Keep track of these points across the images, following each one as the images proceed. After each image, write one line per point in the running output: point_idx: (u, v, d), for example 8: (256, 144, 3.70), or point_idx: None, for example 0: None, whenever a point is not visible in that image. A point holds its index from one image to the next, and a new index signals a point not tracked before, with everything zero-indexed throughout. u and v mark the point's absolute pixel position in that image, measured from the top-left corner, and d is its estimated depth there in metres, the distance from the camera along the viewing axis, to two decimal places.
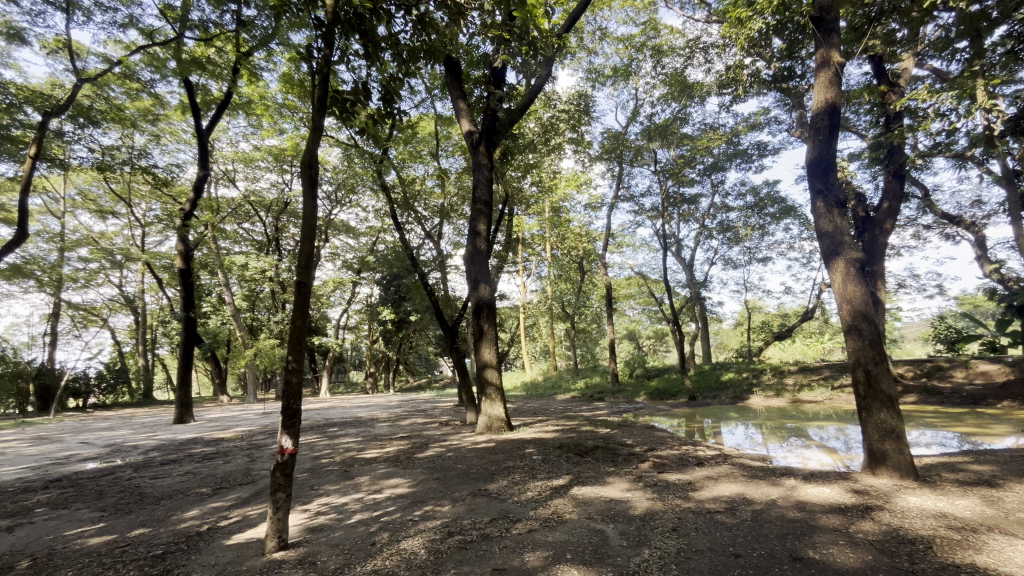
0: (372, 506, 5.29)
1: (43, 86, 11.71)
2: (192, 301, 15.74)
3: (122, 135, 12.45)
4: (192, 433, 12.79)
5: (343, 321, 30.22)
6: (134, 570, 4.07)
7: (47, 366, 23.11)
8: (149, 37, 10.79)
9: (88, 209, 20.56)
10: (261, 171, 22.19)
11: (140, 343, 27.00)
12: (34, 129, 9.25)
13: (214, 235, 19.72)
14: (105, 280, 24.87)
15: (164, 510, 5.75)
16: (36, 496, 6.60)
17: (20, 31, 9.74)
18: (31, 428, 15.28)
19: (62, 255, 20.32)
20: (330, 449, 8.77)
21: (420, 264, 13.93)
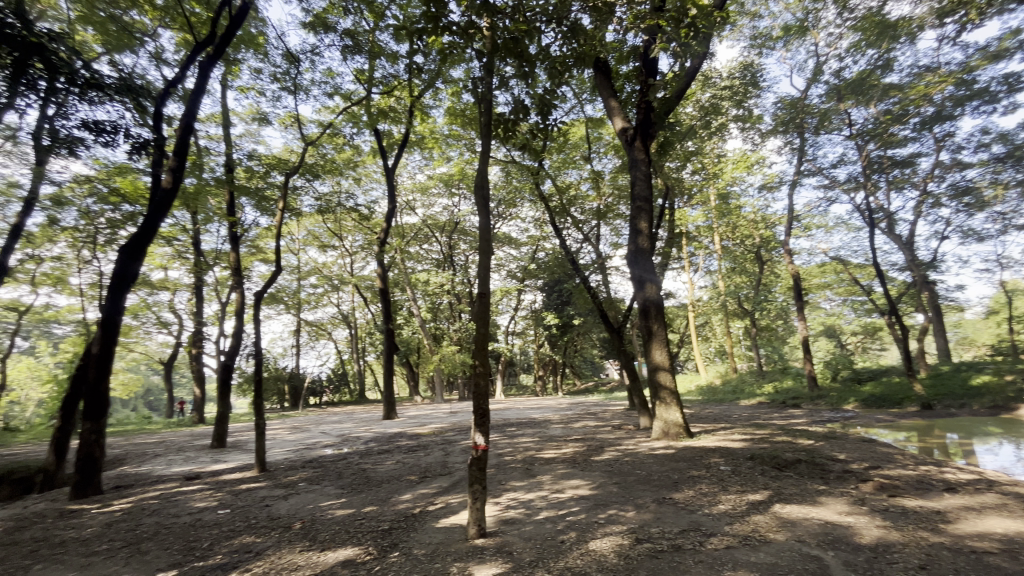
0: (557, 505, 5.48)
1: (282, 154, 15.05)
2: (391, 315, 18.43)
3: (334, 182, 15.27)
4: (398, 428, 14.94)
5: (511, 327, 32.13)
6: (370, 540, 4.92)
7: (296, 371, 29.46)
8: (348, 99, 13.10)
9: (314, 246, 25.74)
10: (435, 198, 25.06)
11: (355, 351, 32.64)
12: (280, 188, 11.91)
13: (403, 257, 22.86)
14: (328, 302, 30.77)
15: (385, 492, 6.81)
16: (298, 473, 8.44)
17: (267, 114, 12.72)
18: (289, 420, 19.68)
19: (299, 283, 25.76)
20: (511, 447, 9.38)
21: (581, 268, 14.04)
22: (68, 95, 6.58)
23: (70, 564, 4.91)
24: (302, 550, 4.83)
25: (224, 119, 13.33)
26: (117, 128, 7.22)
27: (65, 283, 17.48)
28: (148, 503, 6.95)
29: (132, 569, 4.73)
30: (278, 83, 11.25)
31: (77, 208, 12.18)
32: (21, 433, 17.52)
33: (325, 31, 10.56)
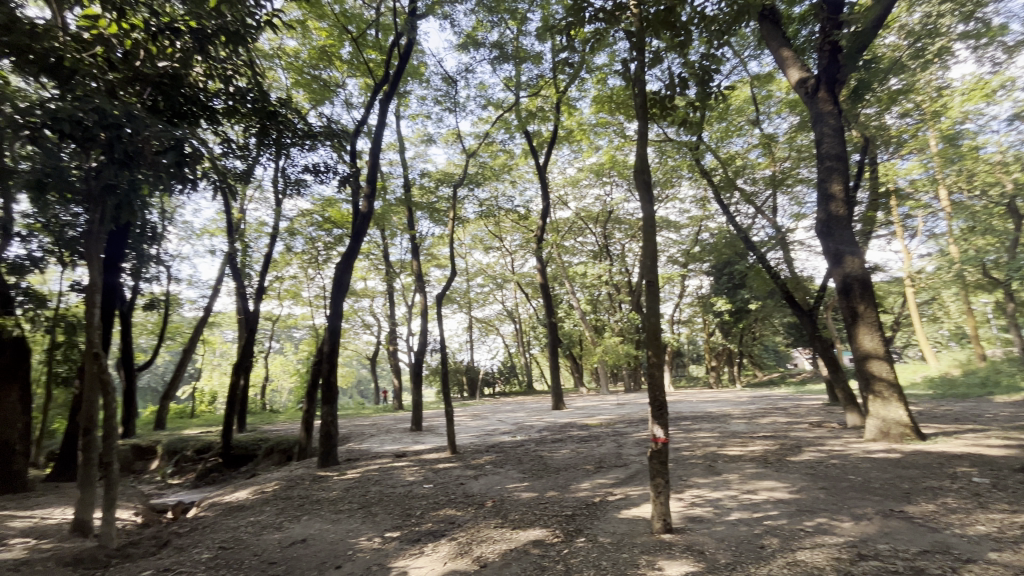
0: (751, 506, 5.01)
1: (447, 168, 16.63)
2: (553, 309, 18.98)
3: (493, 187, 16.32)
4: (568, 418, 15.32)
5: (677, 316, 30.33)
6: (556, 524, 5.15)
7: (471, 364, 32.37)
8: (500, 107, 13.86)
9: (479, 249, 27.94)
10: (587, 189, 24.95)
11: (521, 344, 34.47)
12: (448, 199, 13.19)
13: (559, 251, 23.32)
14: (495, 299, 33.06)
15: (564, 479, 7.07)
16: (484, 456, 9.27)
17: (433, 135, 14.22)
18: (470, 408, 21.72)
19: (468, 284, 28.17)
20: (689, 442, 8.88)
21: (756, 245, 12.55)
22: (296, 146, 8.32)
23: (325, 518, 6.22)
24: (496, 525, 5.31)
25: (400, 145, 15.31)
26: (328, 167, 8.87)
27: (300, 297, 22.07)
28: (371, 474, 8.39)
29: (367, 526, 5.78)
30: (440, 105, 12.50)
31: (304, 236, 15.25)
32: (281, 414, 22.72)
33: (476, 48, 11.35)
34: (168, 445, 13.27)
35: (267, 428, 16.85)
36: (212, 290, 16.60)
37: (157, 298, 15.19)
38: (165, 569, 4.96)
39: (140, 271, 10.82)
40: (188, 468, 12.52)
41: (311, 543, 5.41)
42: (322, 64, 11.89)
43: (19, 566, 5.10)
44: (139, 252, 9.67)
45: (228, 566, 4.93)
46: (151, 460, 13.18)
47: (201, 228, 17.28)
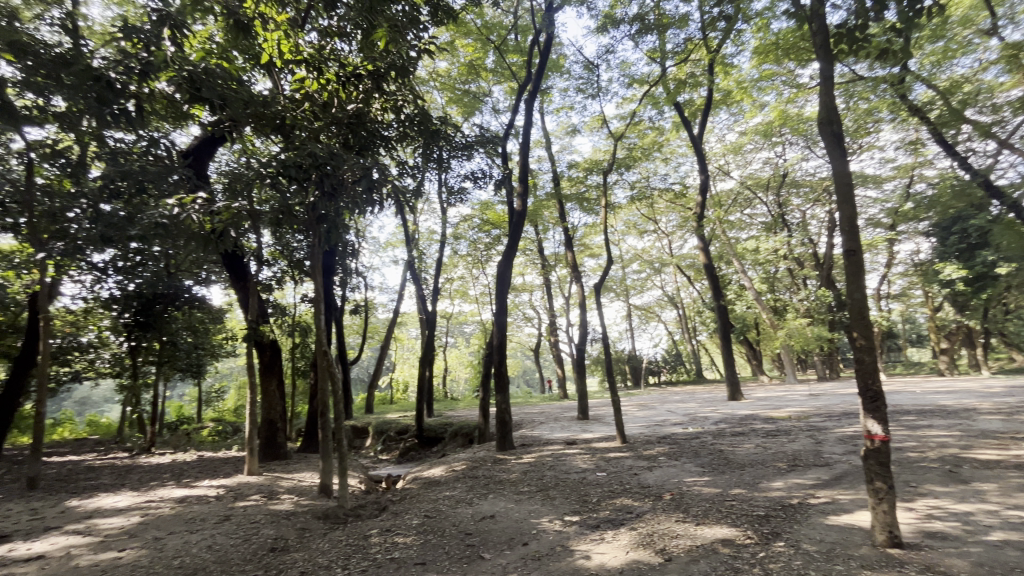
0: (1022, 527, 3.91)
1: (594, 156, 16.43)
2: (721, 291, 17.38)
3: (644, 168, 15.57)
4: (749, 410, 13.88)
5: (884, 289, 25.14)
6: (747, 524, 4.73)
7: (633, 353, 31.59)
8: (645, 83, 13.18)
9: (633, 233, 27.02)
10: (752, 153, 22.20)
11: (686, 331, 32.41)
12: (598, 186, 13.01)
13: (723, 227, 21.23)
14: (653, 285, 31.66)
15: (752, 476, 6.44)
16: (657, 447, 8.97)
17: (577, 125, 14.19)
18: (635, 398, 21.22)
19: (624, 271, 27.49)
20: (915, 441, 7.30)
21: (1003, 191, 9.65)
22: (455, 156, 9.13)
23: (509, 498, 6.71)
24: (678, 519, 5.10)
25: (546, 141, 15.65)
26: (484, 172, 9.53)
27: (467, 295, 24.16)
28: (545, 459, 8.78)
29: (548, 509, 6.07)
30: (582, 94, 12.39)
31: (467, 239, 16.63)
32: (461, 401, 25.22)
33: (615, 26, 10.92)
34: (377, 427, 15.80)
35: (451, 414, 18.89)
36: (397, 294, 19.20)
37: (359, 304, 18.16)
38: (387, 529, 5.91)
39: (346, 281, 13.09)
40: (393, 446, 14.72)
41: (499, 519, 5.90)
42: (470, 78, 12.83)
43: (289, 516, 6.61)
44: (344, 267, 11.66)
45: (434, 533, 5.65)
46: (366, 438, 15.85)
47: (385, 242, 20.11)
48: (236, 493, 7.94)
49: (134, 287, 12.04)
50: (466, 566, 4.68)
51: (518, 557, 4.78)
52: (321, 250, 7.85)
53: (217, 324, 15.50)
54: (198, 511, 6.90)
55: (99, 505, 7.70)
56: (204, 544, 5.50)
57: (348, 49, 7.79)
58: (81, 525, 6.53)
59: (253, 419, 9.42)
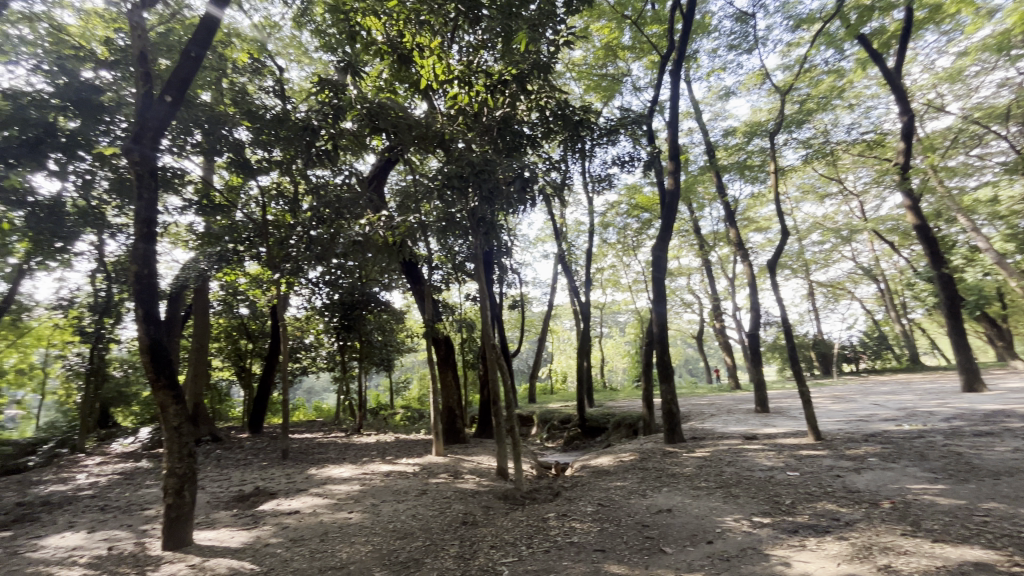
0: None
1: (754, 117, 14.61)
2: (942, 257, 13.97)
3: (822, 121, 13.29)
4: (1000, 404, 10.86)
5: None
6: (1013, 548, 3.73)
7: (821, 337, 27.32)
8: (814, 21, 11.23)
9: (811, 198, 23.31)
10: (979, 76, 17.30)
11: (892, 308, 26.83)
12: (763, 150, 11.52)
13: (939, 177, 17.01)
14: (842, 256, 26.90)
15: (1012, 488, 5.05)
16: (864, 447, 7.62)
17: (731, 87, 12.78)
18: (827, 389, 18.31)
19: (801, 243, 23.91)
20: None
21: None
22: (599, 144, 9.02)
23: (685, 493, 6.38)
24: (905, 533, 4.26)
25: (696, 110, 14.42)
26: (631, 155, 9.23)
27: (620, 284, 23.63)
28: (722, 454, 8.13)
29: (731, 507, 5.61)
30: (735, 51, 11.11)
31: (616, 227, 16.25)
32: (621, 392, 24.82)
33: None
34: (541, 416, 16.48)
35: (612, 404, 18.74)
36: (550, 287, 19.68)
37: (515, 298, 19.09)
38: (564, 514, 6.11)
39: (503, 278, 13.88)
40: (558, 434, 15.17)
41: (677, 514, 5.65)
42: (608, 61, 12.49)
43: (474, 494, 7.28)
44: (501, 265, 12.38)
45: (610, 521, 5.68)
46: (532, 426, 16.65)
47: (535, 238, 20.75)
48: (428, 470, 9.06)
49: (339, 297, 14.52)
50: (648, 559, 4.59)
51: (703, 555, 4.53)
52: (481, 251, 8.51)
53: (399, 324, 17.82)
54: (401, 484, 8.04)
55: (329, 474, 9.51)
56: (409, 513, 6.39)
57: (491, 58, 8.20)
58: (320, 489, 8.13)
59: (436, 407, 10.63)
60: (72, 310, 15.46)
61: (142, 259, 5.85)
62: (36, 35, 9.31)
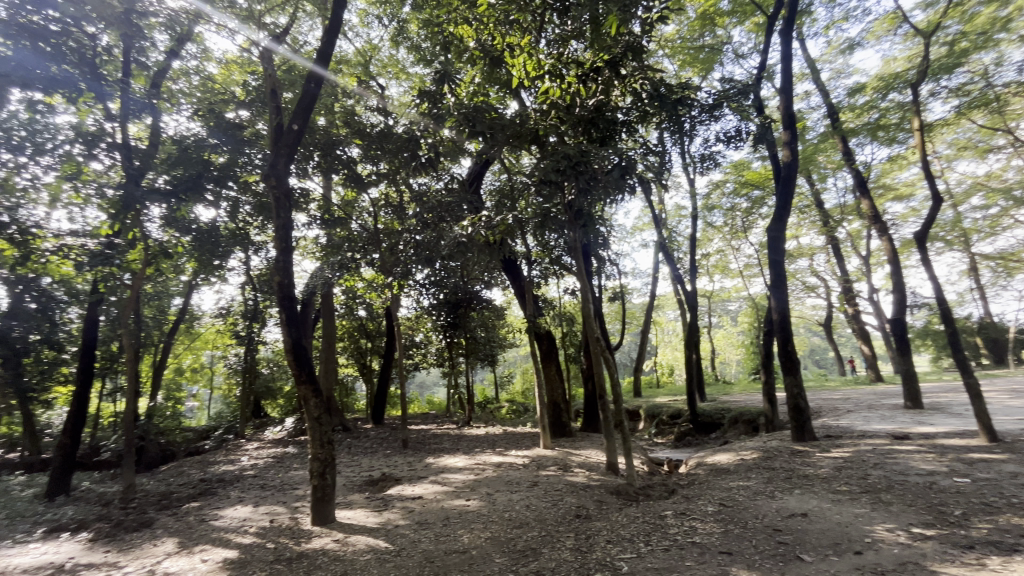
0: None
1: (888, 69, 12.67)
2: None
3: (982, 60, 11.10)
4: None
5: None
6: None
7: (989, 319, 22.92)
8: None
9: (968, 155, 19.62)
10: None
11: None
12: (902, 105, 9.95)
13: None
14: (1015, 222, 22.28)
15: None
16: None
17: (857, 37, 11.19)
18: (1002, 381, 15.31)
19: (957, 210, 20.24)
20: None
21: None
22: (701, 122, 8.44)
23: (823, 496, 5.77)
24: None
25: (813, 70, 12.86)
26: (738, 129, 8.52)
27: (729, 269, 21.94)
28: (866, 455, 7.20)
29: (882, 515, 4.95)
30: None
31: (722, 208, 15.10)
32: (736, 386, 23.09)
33: None
34: (648, 410, 15.92)
35: (727, 398, 17.51)
36: (651, 277, 18.88)
37: (615, 290, 18.61)
38: (682, 512, 5.86)
39: (601, 270, 13.61)
40: (667, 430, 14.53)
41: (814, 519, 5.13)
42: (705, 31, 11.63)
43: (586, 488, 7.26)
44: (599, 256, 12.16)
45: (735, 523, 5.32)
46: (639, 421, 16.16)
47: (633, 227, 20.00)
48: (538, 463, 9.23)
49: (444, 296, 15.30)
50: (783, 566, 4.23)
51: (851, 567, 4.06)
52: (580, 244, 8.43)
53: (500, 320, 18.32)
54: (513, 475, 8.28)
55: (445, 463, 10.09)
56: (523, 504, 6.56)
57: (579, 49, 8.14)
58: (438, 477, 8.67)
59: (541, 400, 10.78)
60: (229, 318, 18.16)
61: (282, 271, 6.67)
62: (191, 87, 11.11)
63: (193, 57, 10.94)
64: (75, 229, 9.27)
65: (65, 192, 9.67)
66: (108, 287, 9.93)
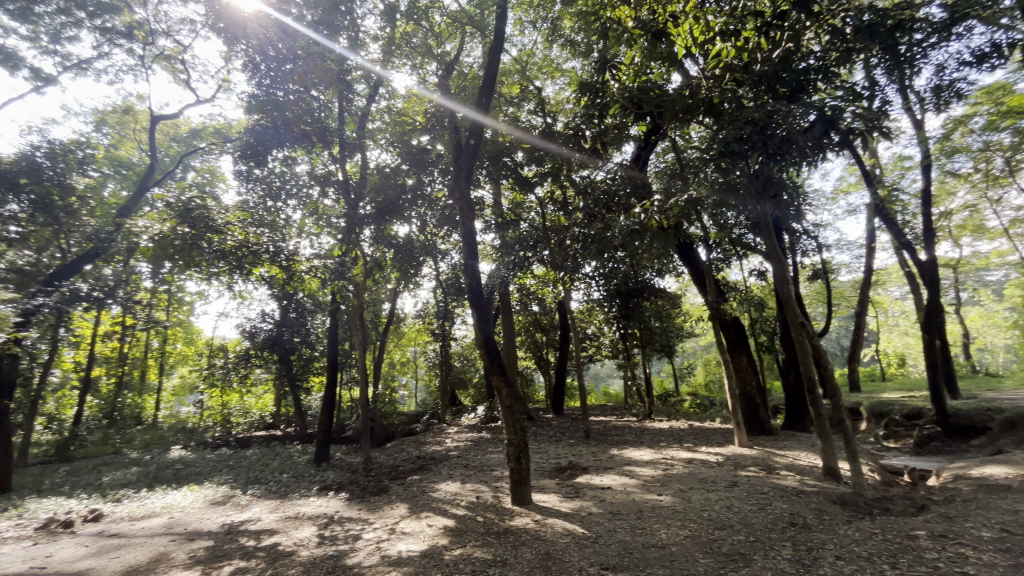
0: None
1: None
2: None
3: None
4: None
5: None
6: None
7: None
8: None
9: None
10: None
11: None
12: None
13: None
14: None
15: None
16: None
17: None
18: None
19: None
20: None
21: None
22: (932, 48, 6.66)
23: None
24: None
25: None
26: (993, 44, 6.49)
27: (985, 228, 16.92)
28: None
29: None
30: None
31: (969, 150, 11.71)
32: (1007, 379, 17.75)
33: None
34: (872, 409, 13.28)
35: (994, 395, 13.55)
36: (865, 248, 15.66)
37: (815, 267, 15.91)
38: (942, 534, 4.73)
39: (796, 245, 11.79)
40: (903, 433, 11.89)
41: None
42: None
43: (799, 494, 6.39)
44: (793, 229, 10.56)
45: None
46: (861, 421, 13.58)
47: (834, 191, 16.87)
48: (734, 462, 8.45)
49: (614, 287, 15.07)
50: None
51: None
52: (771, 219, 7.46)
53: (676, 308, 17.27)
54: (707, 473, 7.75)
55: (630, 456, 9.96)
56: (724, 504, 6.08)
57: None
58: (625, 469, 8.59)
59: (732, 393, 9.86)
60: (426, 318, 20.86)
61: (470, 273, 7.38)
62: (385, 122, 13.06)
63: (385, 98, 12.85)
64: (317, 253, 11.66)
65: (309, 224, 12.30)
66: (340, 298, 12.31)
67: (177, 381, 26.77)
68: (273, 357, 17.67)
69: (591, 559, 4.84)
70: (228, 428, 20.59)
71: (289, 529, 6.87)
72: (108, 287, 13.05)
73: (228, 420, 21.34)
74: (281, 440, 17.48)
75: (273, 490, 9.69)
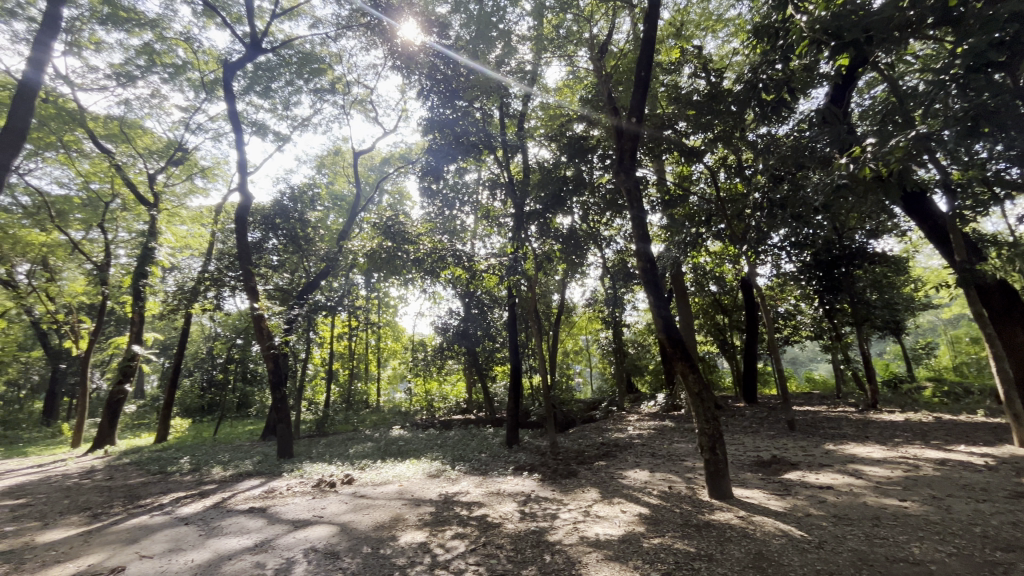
0: None
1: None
2: None
3: None
4: None
5: None
6: None
7: None
8: None
9: None
10: None
11: None
12: None
13: None
14: None
15: None
16: None
17: None
18: None
19: None
20: None
21: None
22: None
23: None
24: None
25: None
26: None
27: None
28: None
29: None
30: None
31: None
32: None
33: None
34: None
35: None
36: None
37: None
38: None
39: None
40: None
41: None
42: None
43: None
44: None
45: None
46: None
47: None
48: (1015, 466, 6.52)
49: (812, 256, 12.92)
50: None
51: None
52: None
53: (902, 275, 14.05)
54: (974, 478, 6.12)
55: (854, 452, 8.46)
56: (1006, 520, 4.73)
57: None
58: (849, 468, 7.32)
59: (1003, 378, 7.63)
60: (596, 306, 20.90)
61: (644, 257, 7.13)
62: (541, 119, 13.46)
63: (539, 95, 13.19)
64: (492, 252, 12.58)
65: (482, 227, 13.33)
66: (515, 292, 13.10)
67: (391, 371, 31.92)
68: (462, 349, 19.73)
69: (817, 566, 4.24)
70: (432, 411, 23.68)
71: (494, 503, 7.60)
72: (338, 297, 16.17)
73: (431, 404, 24.65)
74: (476, 424, 19.40)
75: (475, 468, 10.84)
